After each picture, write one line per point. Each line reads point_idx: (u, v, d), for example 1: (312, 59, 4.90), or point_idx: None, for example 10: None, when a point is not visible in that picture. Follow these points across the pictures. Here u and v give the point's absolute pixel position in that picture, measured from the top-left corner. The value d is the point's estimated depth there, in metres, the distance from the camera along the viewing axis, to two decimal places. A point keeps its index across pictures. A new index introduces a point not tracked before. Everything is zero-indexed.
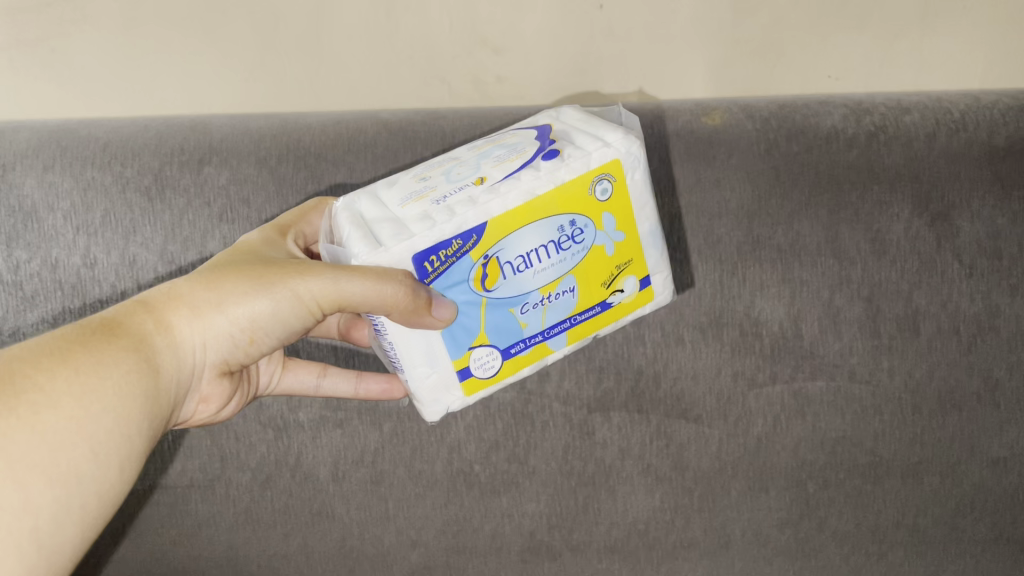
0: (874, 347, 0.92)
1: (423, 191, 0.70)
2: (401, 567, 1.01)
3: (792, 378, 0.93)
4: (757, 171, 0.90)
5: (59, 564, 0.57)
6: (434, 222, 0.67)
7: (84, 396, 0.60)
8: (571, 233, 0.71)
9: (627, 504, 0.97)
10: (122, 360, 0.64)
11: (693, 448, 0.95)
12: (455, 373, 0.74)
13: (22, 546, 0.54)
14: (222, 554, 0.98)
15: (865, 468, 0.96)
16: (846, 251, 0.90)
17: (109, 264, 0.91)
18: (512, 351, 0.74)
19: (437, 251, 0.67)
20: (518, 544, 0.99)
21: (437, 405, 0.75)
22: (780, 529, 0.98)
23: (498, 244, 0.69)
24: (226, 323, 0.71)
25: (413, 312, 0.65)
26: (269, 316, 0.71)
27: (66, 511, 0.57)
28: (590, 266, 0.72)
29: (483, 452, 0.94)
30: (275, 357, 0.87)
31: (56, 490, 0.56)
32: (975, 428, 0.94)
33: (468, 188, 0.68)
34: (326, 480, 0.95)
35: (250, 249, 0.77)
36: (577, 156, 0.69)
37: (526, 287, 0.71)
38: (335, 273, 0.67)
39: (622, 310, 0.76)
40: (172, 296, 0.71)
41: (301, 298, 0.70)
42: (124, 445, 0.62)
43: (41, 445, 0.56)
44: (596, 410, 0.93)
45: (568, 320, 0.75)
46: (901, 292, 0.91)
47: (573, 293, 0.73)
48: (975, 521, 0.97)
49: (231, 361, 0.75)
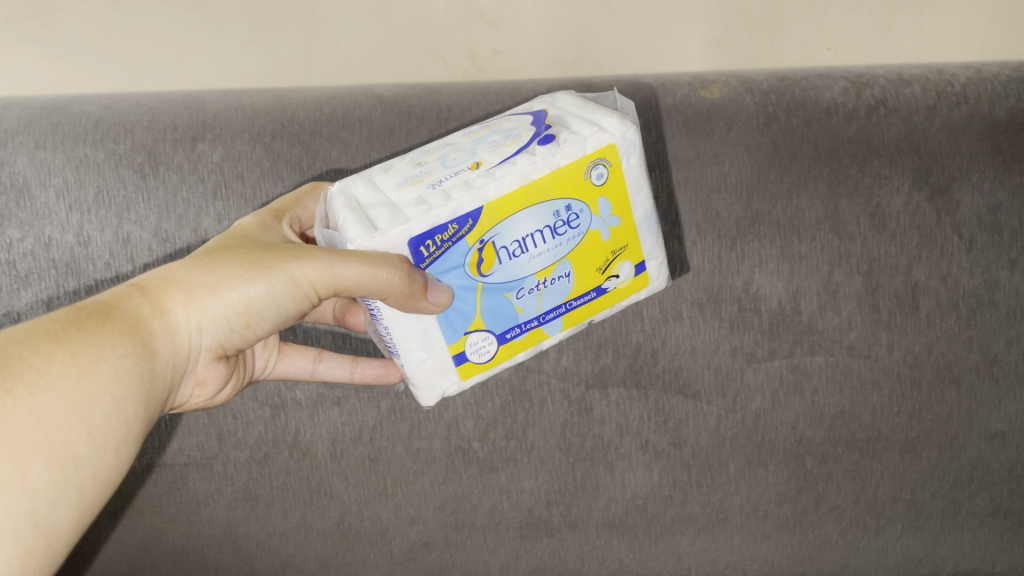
0: (874, 322, 0.92)
1: (418, 176, 0.69)
2: (399, 545, 1.00)
3: (790, 354, 0.93)
4: (757, 145, 0.89)
5: (56, 545, 0.57)
6: (430, 207, 0.66)
7: (81, 378, 0.59)
8: (567, 218, 0.70)
9: (625, 480, 0.98)
10: (118, 344, 0.63)
11: (691, 424, 0.95)
12: (450, 358, 0.73)
13: (20, 527, 0.53)
14: (220, 533, 0.98)
15: (863, 443, 0.96)
16: (845, 226, 0.90)
17: (103, 242, 0.90)
18: (507, 336, 0.74)
19: (433, 236, 0.67)
20: (516, 520, 0.99)
21: (432, 390, 0.74)
22: (779, 504, 0.98)
23: (494, 229, 0.68)
24: (221, 307, 0.70)
25: (407, 296, 0.65)
26: (265, 300, 0.70)
27: (62, 493, 0.57)
28: (586, 251, 0.72)
29: (481, 429, 0.94)
30: (270, 341, 0.86)
31: (53, 472, 0.56)
32: (973, 402, 0.94)
33: (465, 173, 0.68)
34: (324, 458, 0.95)
35: (244, 233, 0.76)
36: (572, 141, 0.69)
37: (523, 272, 0.71)
38: (332, 259, 0.66)
39: (617, 295, 0.76)
40: (167, 279, 0.69)
41: (298, 281, 0.69)
42: (120, 428, 0.62)
43: (38, 427, 0.56)
44: (595, 386, 0.93)
45: (564, 306, 0.74)
46: (900, 267, 0.91)
47: (568, 278, 0.73)
48: (973, 495, 0.97)
49: (227, 344, 0.74)
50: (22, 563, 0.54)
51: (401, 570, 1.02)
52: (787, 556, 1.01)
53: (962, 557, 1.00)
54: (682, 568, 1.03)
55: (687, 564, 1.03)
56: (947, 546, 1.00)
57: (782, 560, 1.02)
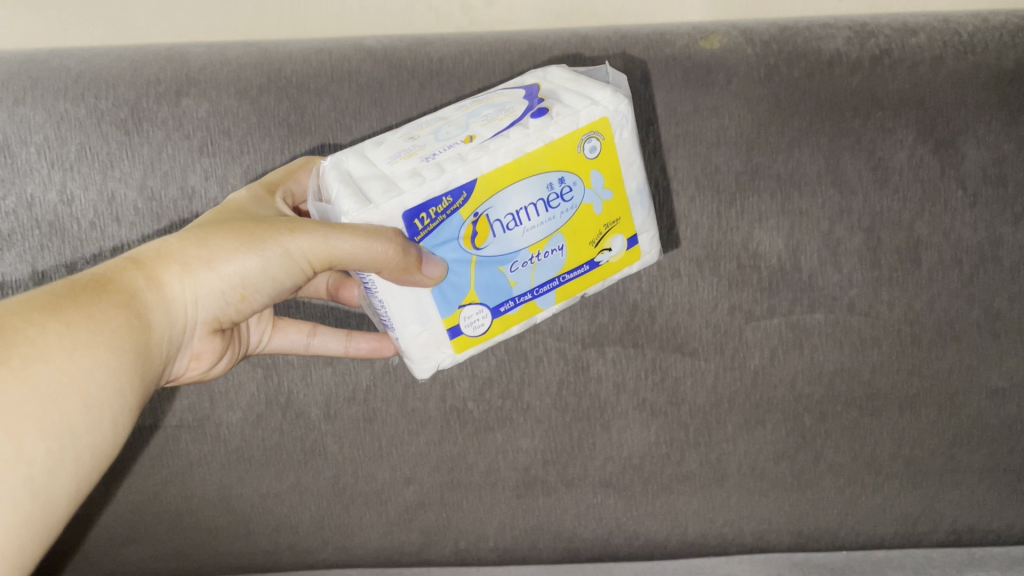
0: (874, 278, 0.90)
1: (412, 150, 0.68)
2: (394, 505, 1.00)
3: (790, 311, 0.91)
4: (757, 98, 0.86)
5: (55, 517, 0.56)
6: (424, 179, 0.65)
7: (76, 350, 0.59)
8: (560, 191, 0.69)
9: (622, 439, 0.97)
10: (113, 317, 0.63)
11: (689, 382, 0.94)
12: (445, 330, 0.72)
13: (18, 496, 0.52)
14: (214, 495, 0.97)
15: (862, 400, 0.95)
16: (847, 180, 0.88)
17: (87, 201, 0.88)
18: (500, 309, 0.73)
19: (427, 208, 0.66)
20: (512, 479, 0.99)
21: (427, 362, 0.73)
22: (776, 462, 0.98)
23: (488, 202, 0.67)
24: (217, 281, 0.69)
25: (402, 270, 0.63)
26: (260, 273, 0.70)
27: (60, 463, 0.56)
28: (580, 224, 0.71)
29: (476, 388, 0.93)
30: (264, 316, 0.85)
31: (50, 442, 0.55)
32: (973, 359, 0.93)
33: (459, 146, 0.67)
34: (318, 419, 0.94)
35: (238, 207, 0.76)
36: (566, 114, 0.68)
37: (517, 246, 0.70)
38: (326, 231, 0.65)
39: (610, 269, 0.75)
40: (163, 253, 0.70)
41: (292, 254, 0.69)
42: (117, 400, 0.61)
43: (34, 397, 0.55)
44: (591, 345, 0.91)
45: (557, 279, 0.73)
46: (902, 222, 0.89)
47: (562, 251, 0.72)
48: (972, 452, 0.96)
49: (223, 318, 0.74)
50: (20, 534, 0.52)
51: (397, 530, 1.01)
52: (784, 515, 1.01)
53: (960, 514, 1.00)
54: (679, 528, 1.02)
55: (684, 524, 1.02)
56: (946, 504, 0.99)
57: (779, 518, 1.01)
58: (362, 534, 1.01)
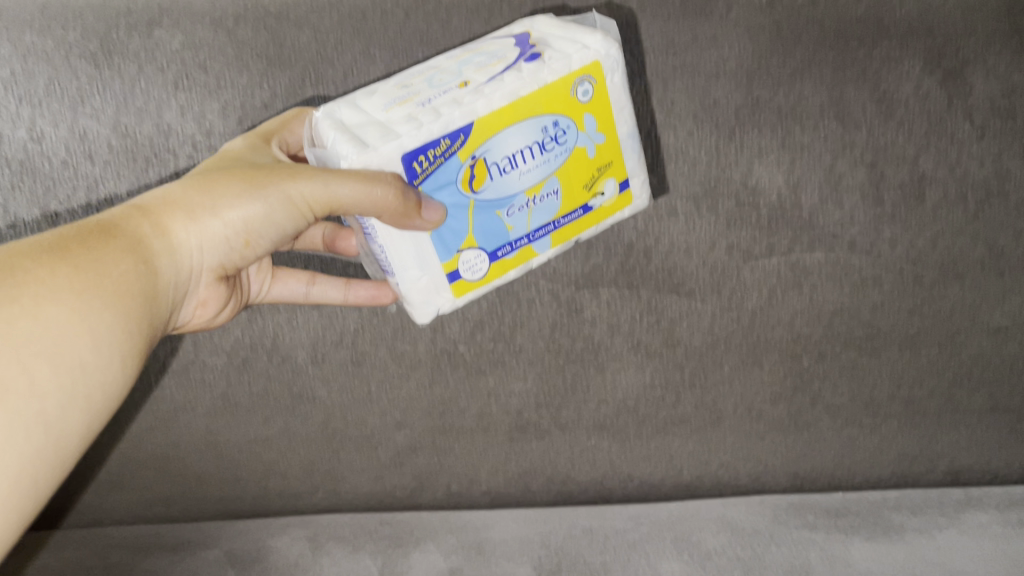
0: (877, 215, 0.88)
1: (405, 97, 0.66)
2: (385, 450, 0.98)
3: (789, 250, 0.88)
4: (758, 27, 0.81)
5: (67, 453, 0.56)
6: (421, 123, 0.63)
7: (85, 291, 0.59)
8: (554, 134, 0.67)
9: (617, 381, 0.95)
10: (121, 261, 0.63)
11: (685, 324, 0.92)
12: (445, 275, 0.70)
13: (31, 427, 0.52)
14: (201, 441, 0.95)
15: (861, 340, 0.93)
16: (850, 114, 0.84)
17: (58, 138, 0.84)
18: (499, 254, 0.71)
19: (426, 151, 0.64)
20: (504, 422, 0.97)
21: (427, 307, 0.71)
22: (773, 403, 0.96)
23: (485, 145, 0.65)
24: (221, 227, 0.68)
25: (402, 215, 0.62)
26: (264, 219, 0.68)
27: (72, 398, 0.56)
28: (575, 168, 0.69)
29: (467, 331, 0.90)
30: (264, 265, 0.83)
31: (61, 376, 0.55)
32: (976, 298, 0.90)
33: (454, 91, 0.65)
34: (306, 363, 0.91)
35: (236, 156, 0.73)
36: (558, 57, 0.66)
37: (514, 189, 0.68)
38: (326, 177, 0.63)
39: (602, 213, 0.73)
40: (166, 201, 0.68)
41: (294, 199, 0.67)
42: (125, 341, 0.61)
43: (44, 334, 0.55)
44: (585, 286, 0.89)
45: (552, 224, 0.72)
46: (906, 156, 0.85)
47: (557, 195, 0.70)
48: (972, 392, 0.95)
49: (228, 266, 0.72)
50: (33, 464, 0.53)
51: (389, 475, 1.00)
52: (780, 457, 0.99)
53: (958, 454, 0.98)
54: (674, 471, 1.01)
55: (679, 467, 1.01)
56: (944, 444, 0.98)
57: (776, 460, 1.00)
58: (353, 479, 1.00)
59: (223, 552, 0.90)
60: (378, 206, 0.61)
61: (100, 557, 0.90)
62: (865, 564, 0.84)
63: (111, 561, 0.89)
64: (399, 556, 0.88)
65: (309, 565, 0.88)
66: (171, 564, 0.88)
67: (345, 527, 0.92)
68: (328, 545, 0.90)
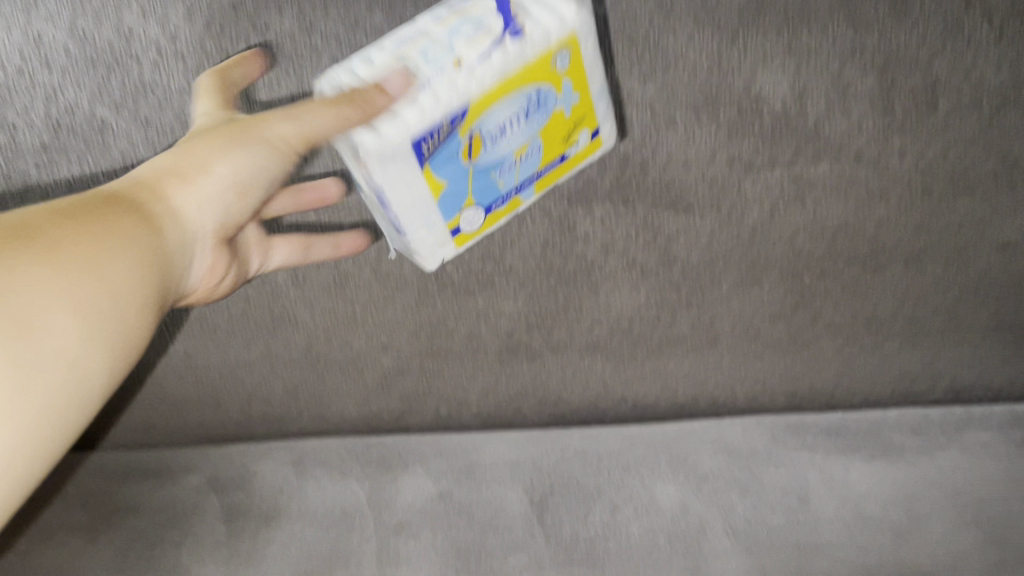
0: (887, 124, 0.81)
1: (393, 66, 0.62)
2: (372, 373, 0.95)
3: (793, 162, 0.83)
4: None
5: (90, 402, 0.53)
6: (422, 108, 0.62)
7: (93, 239, 0.55)
8: (536, 102, 0.66)
9: (611, 301, 0.91)
10: (126, 218, 0.59)
11: (683, 241, 0.87)
12: (447, 232, 0.72)
13: (53, 371, 0.49)
14: (179, 366, 0.92)
15: (865, 257, 0.89)
16: (863, 16, 0.74)
17: (10, 44, 0.72)
18: (491, 208, 0.73)
19: (430, 136, 0.64)
20: (495, 343, 0.94)
21: (433, 258, 0.75)
22: (772, 322, 0.93)
23: (474, 116, 0.64)
24: (213, 182, 0.66)
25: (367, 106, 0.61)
26: (253, 168, 0.67)
27: (99, 332, 0.53)
28: (568, 132, 0.69)
29: (453, 251, 0.85)
30: (252, 239, 0.78)
31: (84, 315, 0.52)
32: (986, 210, 0.86)
33: (442, 62, 0.62)
34: (284, 284, 0.85)
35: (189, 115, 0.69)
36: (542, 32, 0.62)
37: (503, 154, 0.68)
38: (292, 108, 0.63)
39: (577, 160, 0.73)
40: (154, 175, 0.66)
41: (276, 143, 0.66)
42: (138, 292, 0.57)
43: (59, 278, 0.52)
44: (578, 202, 0.84)
45: (536, 174, 0.72)
46: (920, 61, 0.77)
47: (539, 152, 0.70)
48: (978, 308, 0.91)
49: (230, 224, 0.70)
50: (53, 408, 0.49)
51: (376, 398, 0.98)
52: (776, 375, 0.98)
53: (960, 372, 0.96)
54: (670, 389, 0.99)
55: (674, 385, 0.99)
56: (946, 361, 0.95)
57: (772, 380, 0.98)
58: (340, 401, 0.97)
59: (204, 479, 0.87)
60: (362, 117, 0.61)
61: (78, 485, 0.88)
62: (865, 485, 0.81)
63: (89, 489, 0.87)
64: (386, 480, 0.85)
65: (293, 491, 0.85)
66: (150, 491, 0.86)
67: (329, 451, 0.89)
68: (313, 470, 0.87)
